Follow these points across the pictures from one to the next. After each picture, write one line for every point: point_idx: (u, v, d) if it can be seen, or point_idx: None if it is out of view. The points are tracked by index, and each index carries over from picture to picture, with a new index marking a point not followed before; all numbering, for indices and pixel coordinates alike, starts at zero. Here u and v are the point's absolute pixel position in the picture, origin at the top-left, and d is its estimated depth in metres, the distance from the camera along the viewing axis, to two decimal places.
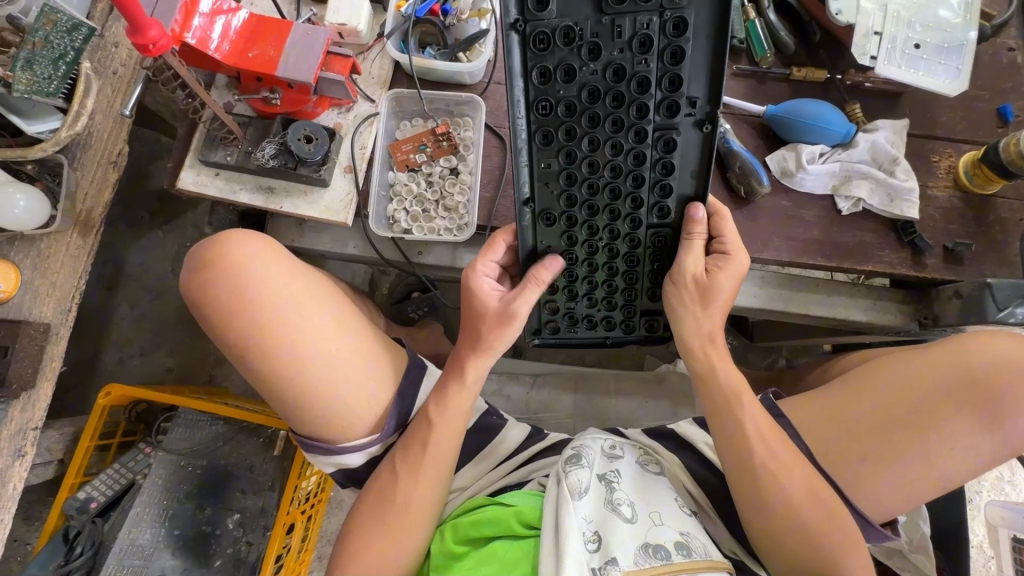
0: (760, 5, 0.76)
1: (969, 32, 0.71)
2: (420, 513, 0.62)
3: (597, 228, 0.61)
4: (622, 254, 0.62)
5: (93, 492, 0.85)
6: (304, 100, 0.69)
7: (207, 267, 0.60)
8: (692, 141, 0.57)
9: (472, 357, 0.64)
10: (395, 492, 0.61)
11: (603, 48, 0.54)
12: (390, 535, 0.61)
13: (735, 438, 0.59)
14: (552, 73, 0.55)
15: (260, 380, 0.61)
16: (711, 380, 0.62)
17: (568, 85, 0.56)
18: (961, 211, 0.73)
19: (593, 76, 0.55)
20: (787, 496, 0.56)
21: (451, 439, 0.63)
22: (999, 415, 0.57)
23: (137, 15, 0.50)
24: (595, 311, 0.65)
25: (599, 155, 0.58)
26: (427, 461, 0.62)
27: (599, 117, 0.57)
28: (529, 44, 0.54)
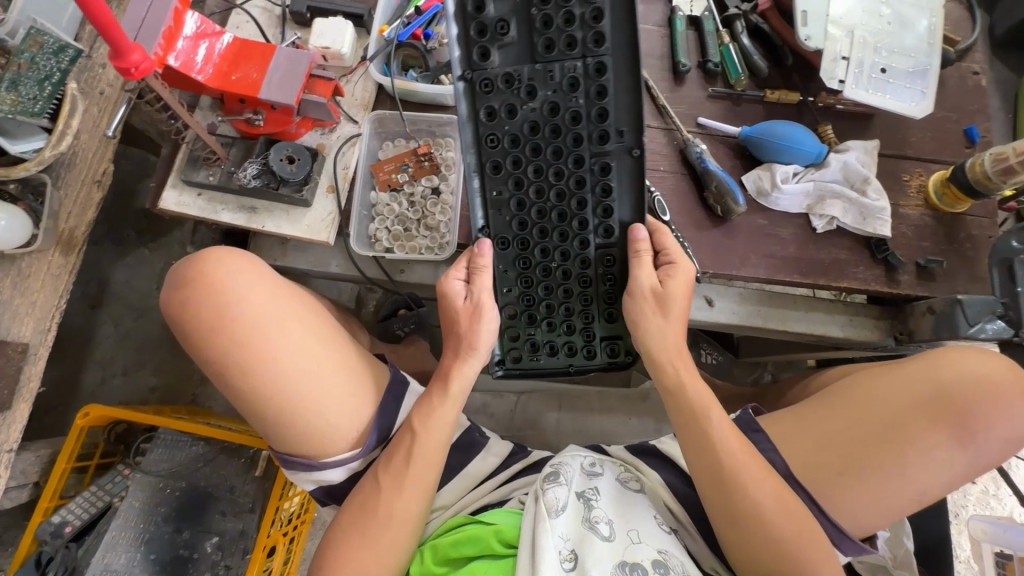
0: (733, 31, 0.79)
1: (933, 57, 0.73)
2: (400, 528, 0.60)
3: (549, 250, 0.62)
4: (576, 276, 0.63)
5: (68, 516, 0.84)
6: (286, 121, 0.70)
7: (189, 284, 0.60)
8: (627, 168, 0.60)
9: (455, 363, 0.64)
10: (376, 508, 0.60)
11: (538, 88, 0.58)
12: (371, 553, 0.59)
13: (705, 453, 0.59)
14: (496, 111, 0.58)
15: (240, 397, 0.60)
16: (679, 394, 0.62)
17: (510, 121, 0.59)
18: (932, 229, 0.75)
19: (532, 113, 0.59)
20: (761, 512, 0.56)
21: (436, 449, 0.62)
22: (968, 429, 0.58)
23: (118, 40, 0.50)
24: (555, 335, 0.64)
25: (545, 182, 0.60)
26: (407, 476, 0.61)
27: (541, 148, 0.60)
28: (474, 90, 0.58)
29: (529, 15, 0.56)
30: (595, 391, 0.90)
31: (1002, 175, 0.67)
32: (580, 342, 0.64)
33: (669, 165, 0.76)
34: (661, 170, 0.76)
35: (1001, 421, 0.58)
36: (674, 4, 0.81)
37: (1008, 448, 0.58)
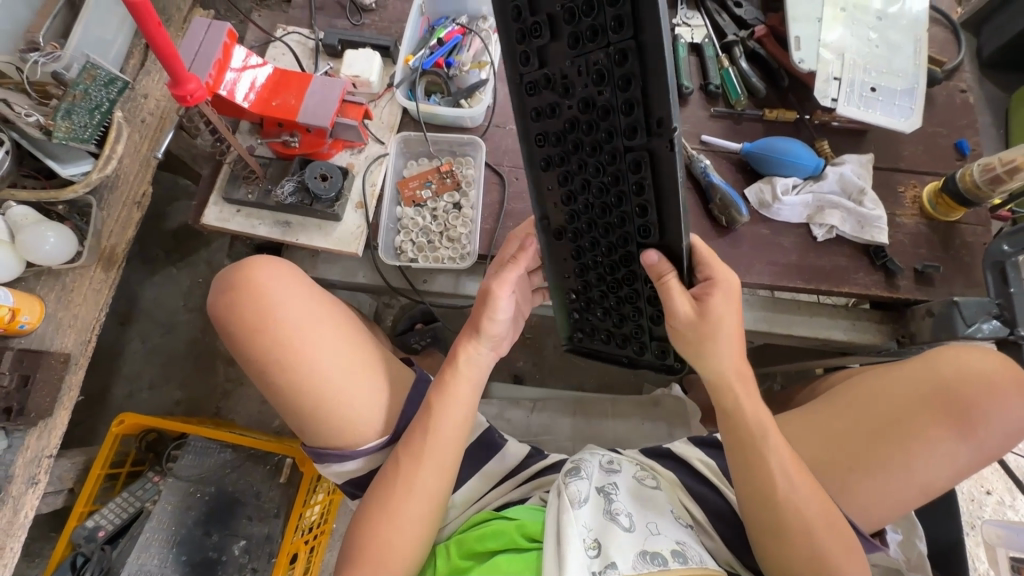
0: (732, 55, 0.85)
1: (919, 78, 0.78)
2: (423, 505, 0.63)
3: (602, 244, 0.57)
4: (628, 273, 0.58)
5: (101, 520, 0.87)
6: (320, 143, 0.76)
7: (236, 290, 0.65)
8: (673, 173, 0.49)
9: (467, 342, 0.68)
10: (394, 484, 0.63)
11: (572, 84, 0.48)
12: (393, 531, 0.61)
13: (756, 476, 0.58)
14: (539, 110, 0.51)
15: (278, 391, 0.64)
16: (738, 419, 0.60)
17: (551, 119, 0.51)
18: (928, 236, 0.78)
19: (570, 109, 0.50)
20: (790, 497, 0.57)
21: (457, 428, 0.65)
22: (969, 419, 0.61)
23: (178, 70, 0.57)
24: (613, 326, 0.64)
25: (587, 183, 0.53)
26: (428, 448, 0.64)
27: (581, 145, 0.51)
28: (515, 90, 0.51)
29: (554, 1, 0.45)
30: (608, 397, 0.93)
31: (990, 184, 0.71)
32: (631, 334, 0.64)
33: (675, 180, 0.81)
34: None
35: (1001, 417, 0.60)
36: (675, 32, 0.87)
37: (1007, 442, 0.61)
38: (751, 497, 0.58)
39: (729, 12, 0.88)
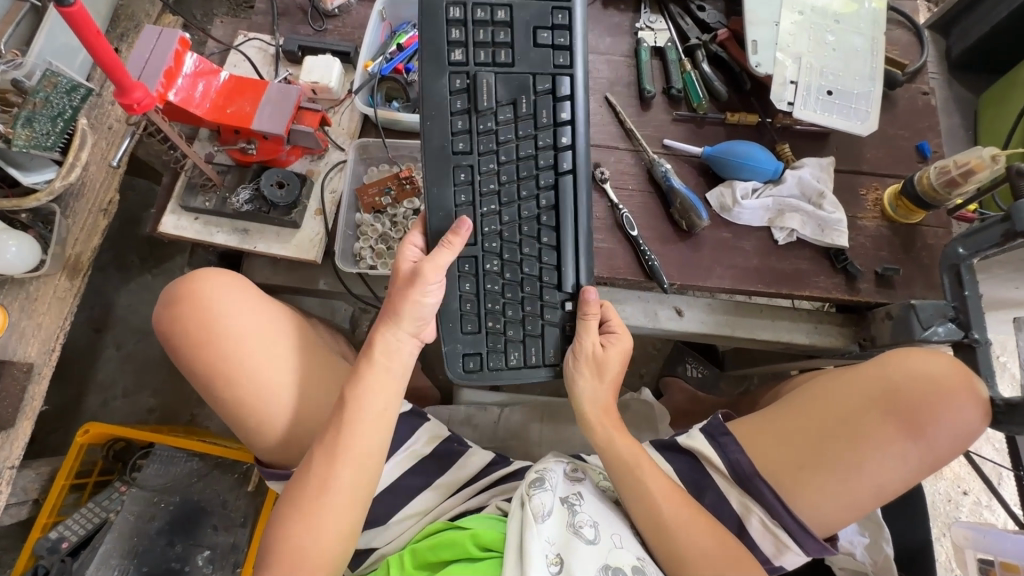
0: (694, 59, 0.85)
1: (876, 81, 0.78)
2: (342, 508, 0.61)
3: (490, 251, 0.67)
4: (486, 279, 0.67)
5: (65, 531, 0.86)
6: (277, 150, 0.75)
7: (177, 302, 0.66)
8: (447, 175, 0.67)
9: (384, 324, 0.65)
10: (305, 487, 0.61)
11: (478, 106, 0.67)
12: (308, 536, 0.60)
13: (641, 499, 0.63)
14: (500, 110, 0.67)
15: (221, 403, 0.66)
16: (615, 449, 0.66)
17: (493, 121, 0.67)
18: (889, 239, 0.78)
19: (484, 123, 0.67)
20: (658, 510, 0.62)
21: (371, 419, 0.63)
22: (919, 423, 0.60)
23: (122, 79, 0.56)
24: (506, 333, 0.67)
25: (488, 183, 0.67)
26: (346, 450, 0.62)
27: (485, 151, 0.67)
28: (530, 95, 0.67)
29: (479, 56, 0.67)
30: None
31: (946, 187, 0.71)
32: (523, 344, 0.67)
33: (637, 185, 0.81)
34: (629, 189, 0.81)
35: (951, 418, 0.60)
36: (639, 36, 0.87)
37: (959, 443, 0.61)
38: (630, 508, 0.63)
39: (692, 16, 0.88)
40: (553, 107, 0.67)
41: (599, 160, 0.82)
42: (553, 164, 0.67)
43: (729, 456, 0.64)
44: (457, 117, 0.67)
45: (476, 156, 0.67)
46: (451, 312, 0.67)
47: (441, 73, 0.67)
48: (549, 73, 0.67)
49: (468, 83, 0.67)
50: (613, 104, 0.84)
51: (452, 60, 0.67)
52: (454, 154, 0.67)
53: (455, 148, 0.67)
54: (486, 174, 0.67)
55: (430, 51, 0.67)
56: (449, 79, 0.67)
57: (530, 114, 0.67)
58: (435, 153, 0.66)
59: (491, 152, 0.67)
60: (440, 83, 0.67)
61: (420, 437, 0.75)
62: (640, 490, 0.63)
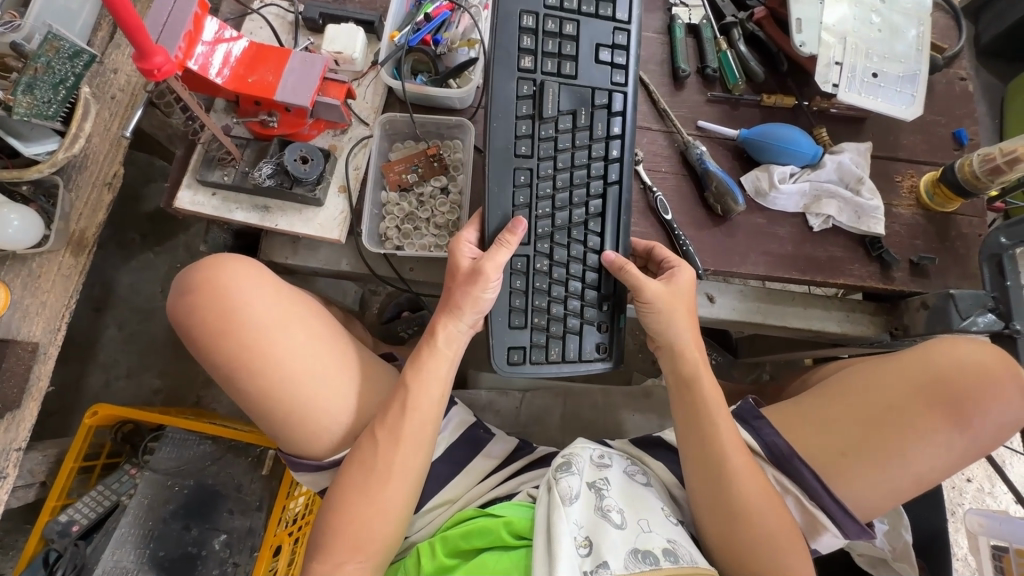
0: (731, 38, 0.82)
1: (922, 63, 0.77)
2: (401, 481, 0.61)
3: (540, 251, 0.66)
4: (534, 276, 0.66)
5: (75, 515, 0.84)
6: (300, 123, 0.72)
7: (197, 291, 0.63)
8: (506, 176, 0.65)
9: (444, 319, 0.65)
10: (374, 467, 0.61)
11: (542, 113, 0.65)
12: (374, 507, 0.60)
13: (713, 453, 0.62)
14: (562, 119, 0.66)
15: (247, 396, 0.63)
16: (694, 386, 0.65)
17: (554, 129, 0.66)
18: (924, 227, 0.77)
19: (546, 129, 0.66)
20: (729, 463, 0.61)
21: (431, 404, 0.64)
22: (965, 410, 0.60)
23: (143, 43, 0.52)
24: (552, 330, 0.66)
25: (545, 187, 0.66)
26: (407, 425, 0.62)
27: (545, 156, 0.66)
28: (588, 107, 0.66)
29: (545, 64, 0.66)
30: (598, 389, 0.91)
31: (989, 175, 0.70)
32: (564, 340, 0.66)
33: (670, 167, 0.78)
34: (663, 171, 0.78)
35: (995, 406, 0.60)
36: (673, 12, 0.84)
37: (1000, 431, 0.61)
38: (691, 464, 0.63)
39: None
40: (607, 122, 0.66)
41: None
42: (603, 175, 0.66)
43: (764, 439, 0.64)
44: (521, 120, 0.65)
45: (536, 160, 0.66)
46: (499, 307, 0.66)
47: (509, 76, 0.65)
48: (607, 89, 0.67)
49: (534, 90, 0.66)
50: (645, 83, 0.81)
51: (521, 66, 0.65)
52: (515, 156, 0.65)
53: (517, 151, 0.65)
54: (544, 176, 0.66)
55: (501, 53, 0.65)
56: (517, 84, 0.65)
57: (587, 126, 0.66)
58: (497, 154, 0.65)
59: (550, 157, 0.66)
60: (507, 88, 0.65)
61: (448, 424, 0.75)
62: (714, 434, 0.62)
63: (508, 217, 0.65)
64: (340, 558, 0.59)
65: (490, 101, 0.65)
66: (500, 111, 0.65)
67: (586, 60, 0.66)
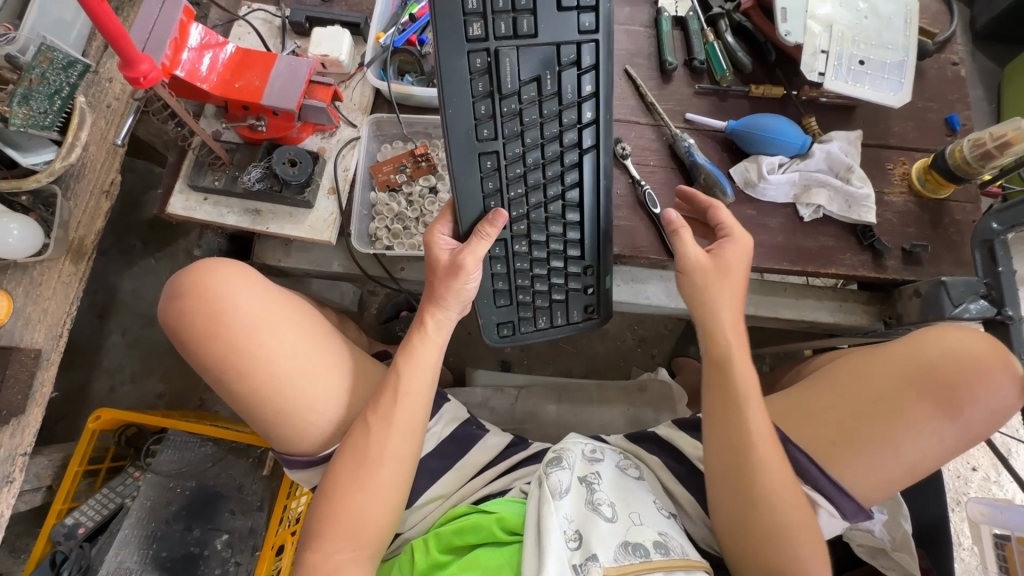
0: (717, 29, 0.82)
1: (909, 50, 0.76)
2: (393, 466, 0.62)
3: (519, 234, 0.67)
4: (516, 259, 0.68)
5: (81, 517, 0.86)
6: (287, 126, 0.73)
7: (185, 296, 0.64)
8: (472, 164, 0.64)
9: (431, 309, 0.66)
10: (366, 450, 0.61)
11: (501, 89, 0.61)
12: (365, 496, 0.61)
13: (739, 436, 0.61)
14: (524, 89, 0.62)
15: (238, 397, 0.64)
16: (729, 369, 0.65)
17: (518, 103, 0.62)
18: (917, 215, 0.76)
19: (509, 106, 0.62)
20: (755, 445, 0.60)
21: (422, 390, 0.65)
22: (956, 399, 0.59)
23: (127, 51, 0.53)
24: (536, 301, 0.71)
25: (514, 169, 0.64)
26: (399, 411, 0.63)
27: (512, 136, 0.63)
28: (552, 69, 0.61)
29: (498, 28, 0.60)
30: (593, 384, 0.91)
31: (981, 160, 0.70)
32: (550, 309, 0.71)
33: (659, 160, 0.78)
34: (651, 165, 0.78)
35: (989, 396, 0.59)
36: (659, 5, 0.84)
37: (994, 420, 0.60)
38: (718, 446, 0.62)
39: None
40: (577, 82, 0.62)
41: (620, 134, 0.79)
42: (577, 142, 0.64)
43: None
44: (480, 100, 0.61)
45: (502, 143, 0.63)
46: (484, 290, 0.70)
47: (459, 52, 0.60)
48: (574, 41, 0.61)
49: (489, 61, 0.61)
50: (632, 77, 0.81)
51: (470, 36, 0.60)
52: (479, 142, 0.63)
53: (480, 136, 0.63)
54: (512, 158, 0.64)
55: (445, 27, 0.59)
56: (469, 58, 0.60)
57: (554, 91, 0.62)
58: (459, 144, 0.63)
59: (516, 134, 0.63)
60: (458, 64, 0.60)
61: (440, 420, 0.75)
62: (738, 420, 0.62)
63: (485, 208, 0.65)
64: (332, 547, 0.59)
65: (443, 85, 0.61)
66: (455, 93, 0.60)
67: (545, 11, 0.60)
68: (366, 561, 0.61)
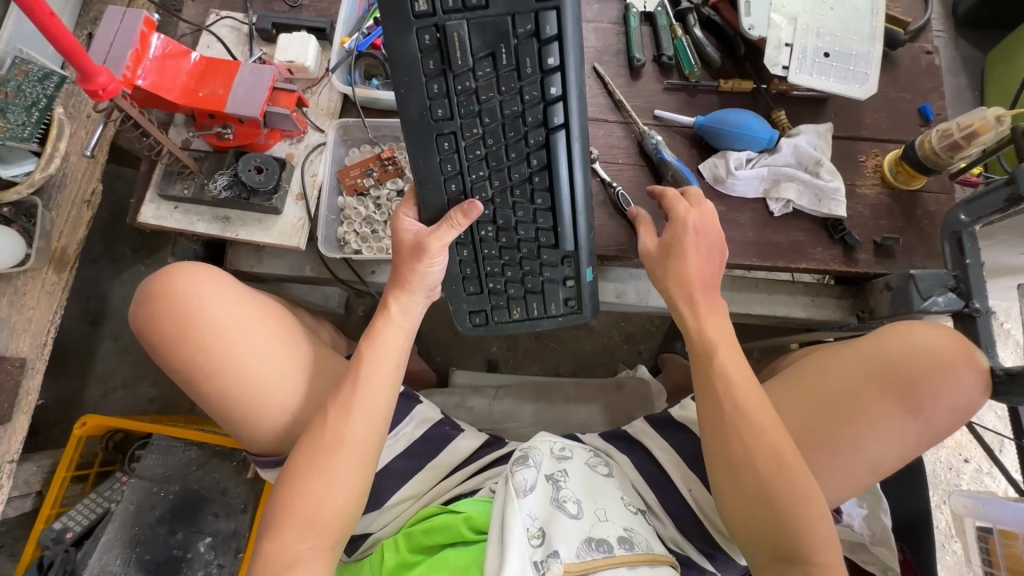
0: (686, 24, 0.81)
1: (876, 40, 0.75)
2: (353, 451, 0.62)
3: (484, 220, 0.65)
4: (484, 246, 0.67)
5: (69, 522, 0.88)
6: (254, 133, 0.73)
7: (154, 298, 0.65)
8: (430, 146, 0.62)
9: (395, 292, 0.66)
10: (323, 435, 0.61)
11: (455, 67, 0.58)
12: (327, 489, 0.60)
13: (738, 438, 0.58)
14: (479, 66, 0.57)
15: (207, 398, 0.65)
16: (716, 358, 0.62)
17: (475, 81, 0.58)
18: (890, 207, 0.76)
19: (465, 85, 0.58)
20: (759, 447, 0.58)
21: (385, 378, 0.65)
22: (917, 399, 0.59)
23: (84, 64, 0.52)
24: (509, 290, 0.69)
25: (474, 151, 0.62)
26: (360, 397, 0.63)
27: (470, 116, 0.60)
28: (509, 43, 0.56)
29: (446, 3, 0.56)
30: (571, 383, 0.91)
31: (949, 151, 0.69)
32: (524, 300, 0.70)
33: (628, 157, 0.78)
34: (620, 163, 0.78)
35: (950, 391, 0.59)
36: (627, 1, 0.83)
37: (957, 418, 0.60)
38: (716, 442, 0.60)
39: None
40: (538, 54, 0.56)
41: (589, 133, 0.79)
42: (541, 120, 0.59)
43: None
44: (432, 80, 0.59)
45: (459, 124, 0.60)
46: (453, 277, 0.69)
47: (407, 31, 0.57)
48: (531, 11, 0.55)
49: (439, 38, 0.57)
50: (601, 75, 0.80)
51: (418, 13, 0.56)
52: (436, 122, 0.60)
53: (436, 115, 0.60)
54: (471, 138, 0.61)
55: (393, 4, 0.56)
56: (418, 36, 0.57)
57: (513, 66, 0.57)
58: (415, 125, 0.61)
59: (474, 114, 0.60)
60: (409, 44, 0.57)
61: (411, 421, 0.75)
62: (736, 411, 0.59)
63: (449, 193, 0.64)
64: (289, 538, 0.59)
65: (394, 64, 0.58)
66: (406, 74, 0.58)
67: None
68: (326, 551, 0.60)
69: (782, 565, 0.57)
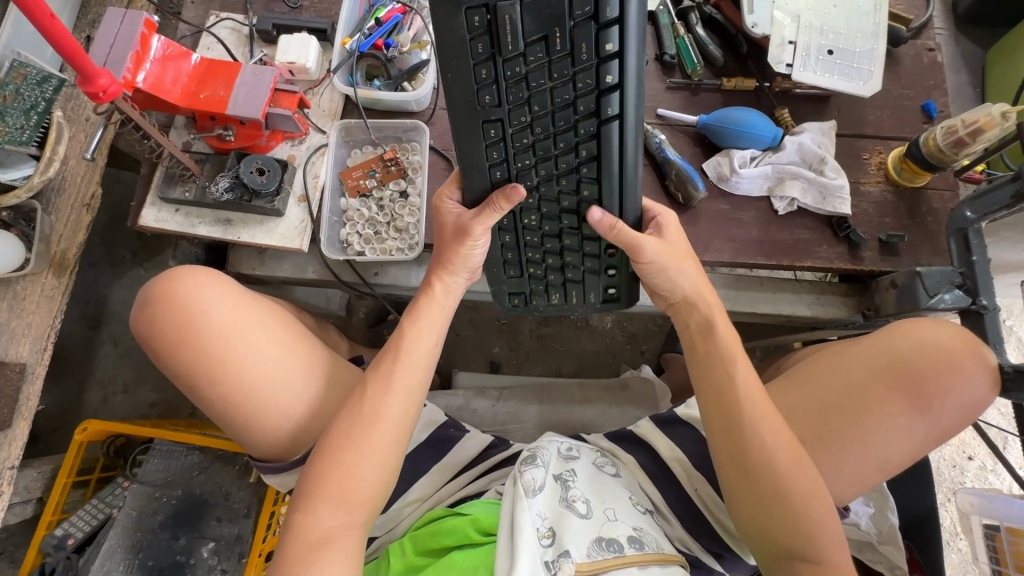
0: (688, 22, 0.81)
1: (879, 38, 0.75)
2: (389, 427, 0.61)
3: (526, 208, 0.60)
4: (524, 234, 0.63)
5: (70, 528, 0.87)
6: (256, 135, 0.73)
7: (157, 302, 0.64)
8: (475, 134, 0.54)
9: (439, 271, 0.66)
10: (362, 409, 0.61)
11: (503, 51, 0.49)
12: (364, 468, 0.59)
13: (750, 441, 0.58)
14: (531, 52, 0.48)
15: (210, 403, 0.64)
16: (726, 360, 0.61)
17: (526, 67, 0.49)
18: (894, 205, 0.75)
19: (514, 70, 0.50)
20: (765, 452, 0.57)
21: (424, 354, 0.65)
22: (927, 396, 0.59)
23: (85, 66, 0.51)
24: (549, 278, 0.66)
25: (519, 143, 0.54)
26: (400, 371, 0.63)
27: (517, 106, 0.52)
28: (566, 24, 0.47)
29: None
30: (576, 383, 0.91)
31: (954, 147, 0.69)
32: (564, 287, 0.67)
33: None
34: None
35: (958, 388, 0.59)
36: None
37: (968, 414, 0.60)
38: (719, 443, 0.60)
39: None
40: (597, 39, 0.47)
41: None
42: (593, 110, 0.51)
43: None
44: (480, 64, 0.50)
45: (508, 112, 0.52)
46: (494, 261, 0.66)
47: (454, 10, 0.48)
48: None
49: (490, 18, 0.48)
50: None
51: None
52: (482, 109, 0.52)
53: (482, 103, 0.52)
54: (518, 127, 0.53)
55: None
56: (466, 16, 0.48)
57: (568, 51, 0.48)
58: (459, 111, 0.53)
59: (523, 102, 0.51)
60: (455, 24, 0.48)
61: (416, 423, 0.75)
62: (745, 415, 0.58)
63: (493, 181, 0.58)
64: (324, 512, 0.57)
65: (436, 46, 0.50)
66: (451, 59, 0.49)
67: None
68: (359, 529, 0.59)
69: (787, 563, 0.57)
